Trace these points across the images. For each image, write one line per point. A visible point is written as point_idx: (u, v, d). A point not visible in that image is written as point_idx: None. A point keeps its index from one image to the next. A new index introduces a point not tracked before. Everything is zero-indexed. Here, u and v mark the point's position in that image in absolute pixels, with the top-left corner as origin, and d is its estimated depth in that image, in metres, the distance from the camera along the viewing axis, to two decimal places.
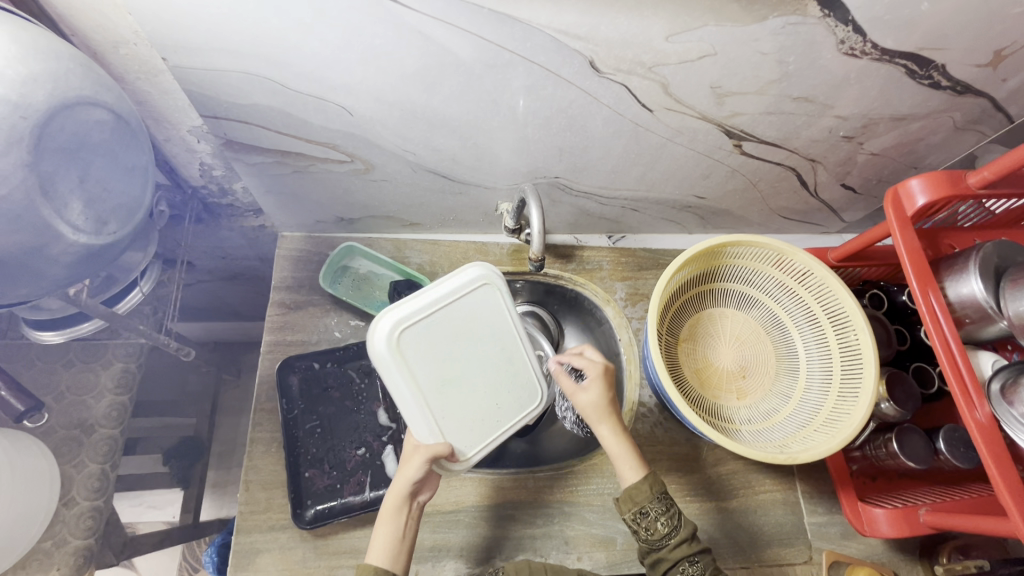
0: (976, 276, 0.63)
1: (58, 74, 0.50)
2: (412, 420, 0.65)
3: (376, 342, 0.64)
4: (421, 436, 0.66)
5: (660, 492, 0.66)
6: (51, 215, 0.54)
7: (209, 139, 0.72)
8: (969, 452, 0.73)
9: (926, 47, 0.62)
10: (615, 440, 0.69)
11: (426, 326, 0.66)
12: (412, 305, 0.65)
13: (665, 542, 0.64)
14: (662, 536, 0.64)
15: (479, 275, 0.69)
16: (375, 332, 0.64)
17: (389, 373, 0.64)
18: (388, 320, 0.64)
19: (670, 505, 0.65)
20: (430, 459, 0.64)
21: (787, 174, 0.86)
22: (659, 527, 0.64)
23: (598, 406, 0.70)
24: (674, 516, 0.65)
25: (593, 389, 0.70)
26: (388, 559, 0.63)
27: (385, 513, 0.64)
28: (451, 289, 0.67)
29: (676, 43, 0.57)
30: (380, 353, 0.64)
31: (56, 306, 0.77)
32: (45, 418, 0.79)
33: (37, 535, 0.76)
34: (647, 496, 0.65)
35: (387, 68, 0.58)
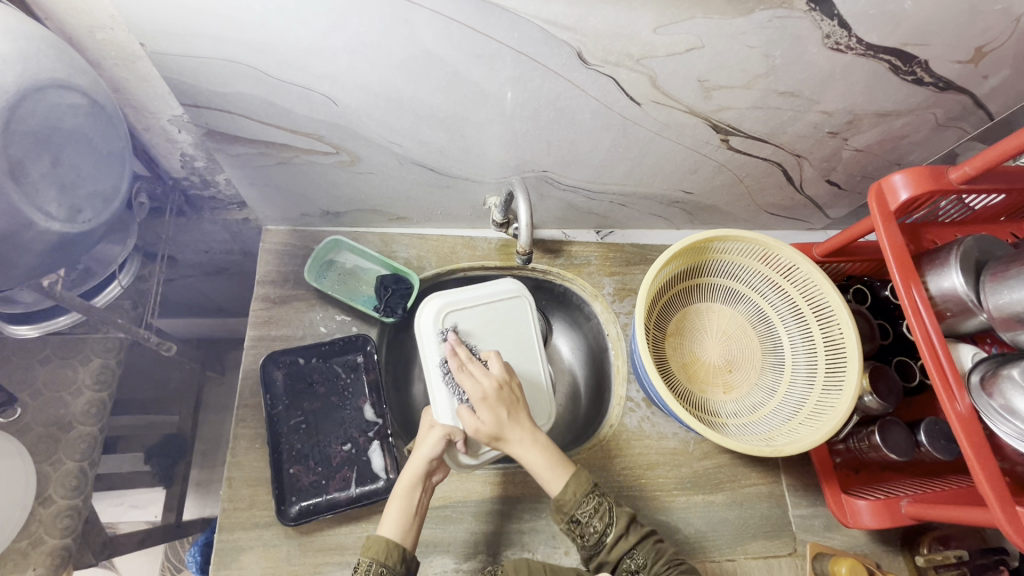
0: (957, 270, 0.64)
1: (27, 55, 0.49)
2: (438, 398, 0.70)
3: (424, 319, 0.73)
4: (440, 414, 0.70)
5: (588, 492, 0.65)
6: (22, 201, 0.52)
7: (190, 128, 0.70)
8: (949, 445, 0.74)
9: (910, 43, 0.62)
10: (536, 454, 0.65)
11: (469, 317, 0.75)
12: (461, 294, 0.75)
13: (602, 542, 0.64)
14: (598, 536, 0.65)
15: (513, 287, 0.78)
16: (425, 310, 0.73)
17: (428, 348, 0.72)
18: (438, 301, 0.73)
19: (601, 504, 0.66)
20: (448, 436, 0.68)
21: (774, 170, 0.87)
22: (593, 530, 0.65)
23: (502, 428, 0.65)
24: (606, 512, 0.65)
25: (484, 412, 0.64)
26: (400, 533, 0.63)
27: (399, 489, 0.66)
28: (492, 292, 0.77)
29: (664, 35, 0.57)
30: (425, 327, 0.73)
31: (31, 297, 0.76)
32: (19, 411, 0.78)
33: (10, 536, 0.74)
34: (574, 502, 0.65)
35: (371, 57, 0.57)
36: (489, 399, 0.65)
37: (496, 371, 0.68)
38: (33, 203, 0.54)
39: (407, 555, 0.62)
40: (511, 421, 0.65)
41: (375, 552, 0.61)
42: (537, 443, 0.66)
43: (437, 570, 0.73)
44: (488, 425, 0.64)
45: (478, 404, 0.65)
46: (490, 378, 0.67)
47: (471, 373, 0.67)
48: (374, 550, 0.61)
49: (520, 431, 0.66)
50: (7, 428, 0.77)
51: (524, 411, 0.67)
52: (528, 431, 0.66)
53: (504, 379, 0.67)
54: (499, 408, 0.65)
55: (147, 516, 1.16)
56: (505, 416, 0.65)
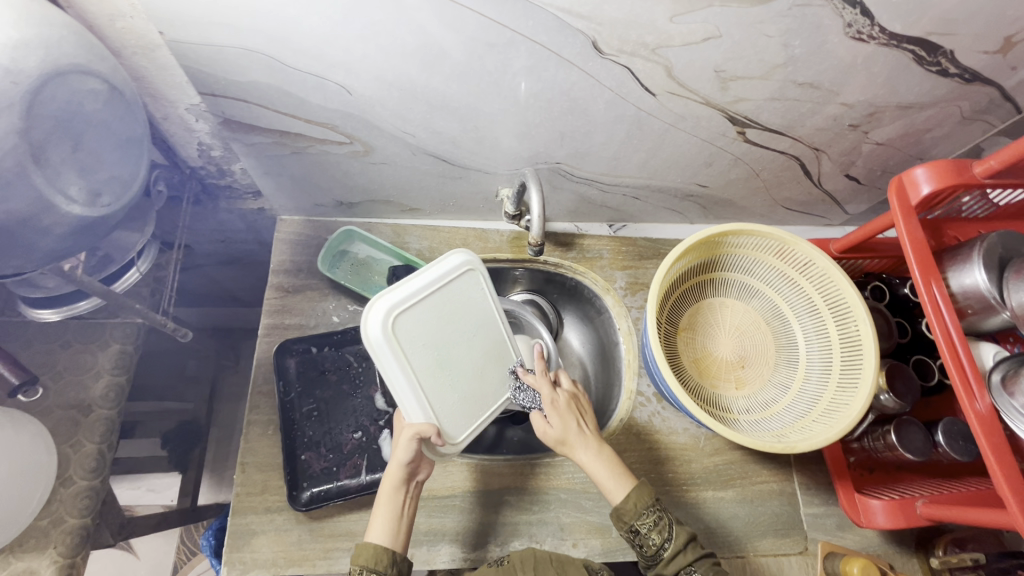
0: (980, 267, 0.63)
1: (50, 41, 0.50)
2: (406, 401, 0.67)
3: (371, 329, 0.64)
4: (411, 415, 0.67)
5: (649, 505, 0.66)
6: (43, 183, 0.53)
7: (207, 117, 0.72)
8: (967, 445, 0.72)
9: (935, 32, 0.61)
10: (600, 463, 0.69)
11: (420, 309, 0.68)
12: (405, 288, 0.66)
13: (659, 556, 0.64)
14: (657, 549, 0.65)
15: (464, 260, 0.72)
16: (370, 318, 0.64)
17: (384, 357, 0.65)
18: (381, 306, 0.65)
19: (660, 518, 0.66)
20: (418, 435, 0.65)
21: (791, 163, 0.85)
22: (652, 543, 0.65)
23: (569, 433, 0.70)
24: (665, 527, 0.65)
25: (556, 416, 0.70)
26: (387, 538, 0.63)
27: (383, 495, 0.66)
28: (440, 272, 0.70)
29: (680, 24, 0.56)
30: (374, 339, 0.64)
31: (52, 283, 0.81)
32: (40, 393, 0.80)
33: (33, 513, 0.75)
34: (635, 512, 0.65)
35: (384, 44, 0.57)
36: (560, 407, 0.71)
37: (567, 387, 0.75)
38: (53, 186, 0.55)
39: (396, 558, 0.63)
40: (579, 432, 0.70)
41: (364, 560, 0.61)
42: (602, 456, 0.69)
43: (445, 558, 0.74)
44: (557, 429, 0.70)
45: (550, 410, 0.71)
46: (563, 390, 0.75)
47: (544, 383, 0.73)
48: (363, 557, 0.61)
49: (586, 439, 0.70)
50: (29, 409, 0.79)
51: (592, 420, 0.73)
52: (592, 442, 0.70)
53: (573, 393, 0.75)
54: (570, 416, 0.71)
55: (163, 500, 1.19)
56: (574, 424, 0.70)
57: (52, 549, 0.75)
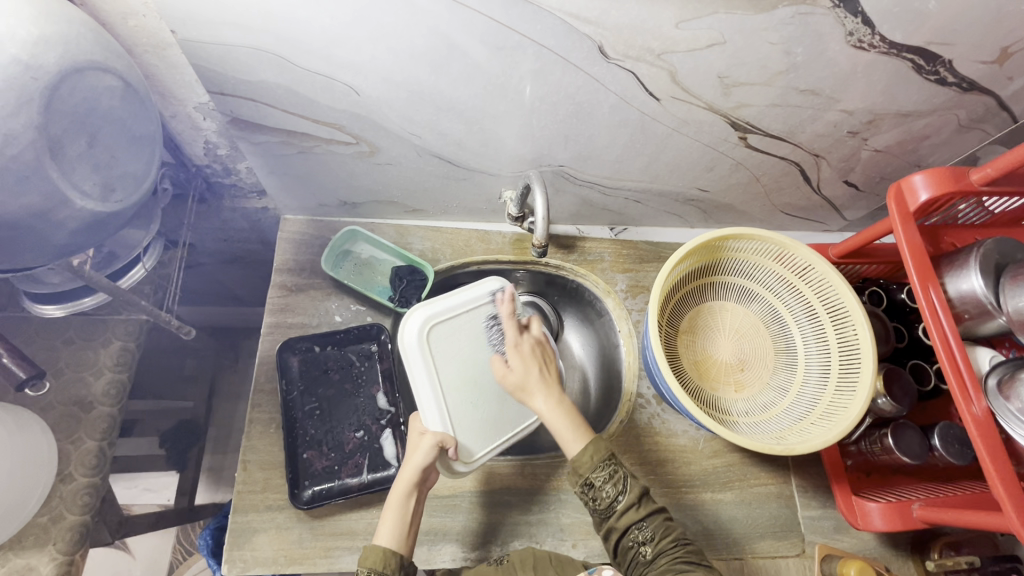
0: (976, 272, 0.64)
1: (68, 37, 0.50)
2: (427, 408, 0.70)
3: (408, 334, 0.70)
4: (431, 422, 0.70)
5: (605, 459, 0.66)
6: (60, 178, 0.54)
7: (215, 116, 0.72)
8: (963, 449, 0.73)
9: (935, 42, 0.62)
10: (559, 413, 0.68)
11: (455, 327, 0.73)
12: (443, 303, 0.72)
13: (612, 508, 0.65)
14: (610, 501, 0.66)
15: (497, 287, 0.77)
16: (408, 323, 0.70)
17: (413, 362, 0.70)
18: (421, 314, 0.71)
19: (615, 472, 0.66)
20: (441, 444, 0.67)
21: (791, 169, 0.86)
22: (605, 495, 0.66)
23: (528, 379, 0.70)
24: (620, 480, 0.66)
25: (516, 359, 0.71)
26: (396, 542, 0.63)
27: (393, 499, 0.65)
28: (474, 296, 0.75)
29: (686, 30, 0.57)
30: (409, 343, 0.70)
31: (56, 279, 0.80)
32: (46, 388, 0.80)
33: (33, 509, 0.75)
34: (590, 466, 0.66)
35: (394, 46, 0.57)
36: (522, 351, 0.71)
37: (536, 333, 0.75)
38: (69, 181, 0.55)
39: (403, 562, 0.63)
40: (538, 377, 0.70)
41: (372, 563, 0.61)
42: (560, 406, 0.69)
43: (446, 558, 0.74)
44: (517, 372, 0.70)
45: (512, 353, 0.71)
46: (530, 335, 0.74)
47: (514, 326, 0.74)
48: (371, 559, 0.62)
49: (546, 386, 0.70)
50: (30, 405, 0.79)
51: (556, 368, 0.73)
52: (552, 391, 0.70)
53: (541, 339, 0.74)
54: (531, 360, 0.71)
55: (160, 500, 1.18)
56: (535, 369, 0.70)
57: (52, 546, 0.75)
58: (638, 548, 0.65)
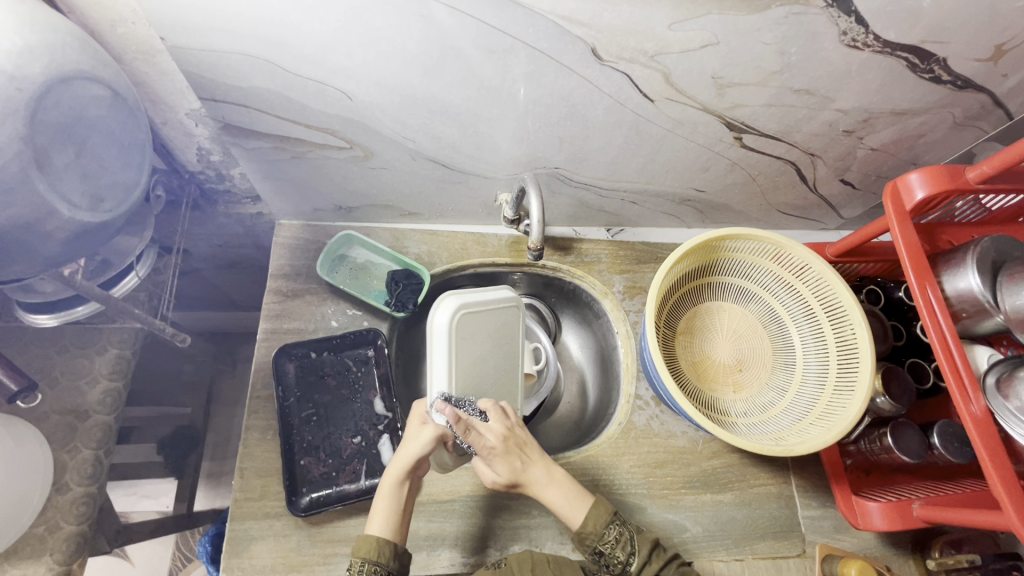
0: (973, 271, 0.64)
1: (54, 47, 0.50)
2: (438, 394, 0.70)
3: (437, 317, 0.70)
4: (437, 412, 0.70)
5: (610, 520, 0.67)
6: (46, 189, 0.53)
7: (207, 122, 0.72)
8: (963, 447, 0.72)
9: (929, 39, 0.62)
10: (558, 491, 0.68)
11: (480, 323, 0.73)
12: (476, 296, 0.73)
13: (625, 572, 0.65)
14: (622, 565, 0.65)
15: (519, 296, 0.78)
16: (440, 310, 0.70)
17: (438, 347, 0.70)
18: (454, 303, 0.70)
19: (622, 533, 0.67)
20: (440, 438, 0.68)
21: (787, 168, 0.86)
22: (617, 560, 0.65)
23: (519, 473, 0.67)
24: (628, 542, 0.67)
25: (498, 463, 0.66)
26: (388, 531, 0.63)
27: (384, 488, 0.66)
28: (501, 300, 0.75)
29: (679, 31, 0.57)
30: (438, 330, 0.70)
31: (50, 289, 0.79)
32: (39, 398, 0.80)
33: (29, 520, 0.75)
34: (596, 532, 0.66)
35: (386, 51, 0.57)
36: (497, 454, 0.66)
37: (497, 424, 0.68)
38: (56, 192, 0.55)
39: (398, 550, 0.63)
40: (525, 466, 0.68)
41: (365, 553, 0.61)
42: (554, 478, 0.68)
43: (445, 563, 0.74)
44: (505, 475, 0.66)
45: (489, 460, 0.66)
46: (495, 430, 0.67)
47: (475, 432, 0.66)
48: (365, 551, 0.61)
49: (536, 469, 0.68)
50: (26, 415, 0.78)
51: (533, 448, 0.70)
52: (543, 467, 0.68)
53: (507, 426, 0.69)
54: (511, 457, 0.67)
55: (159, 507, 1.17)
56: (520, 458, 0.67)
57: (48, 557, 0.74)
58: None
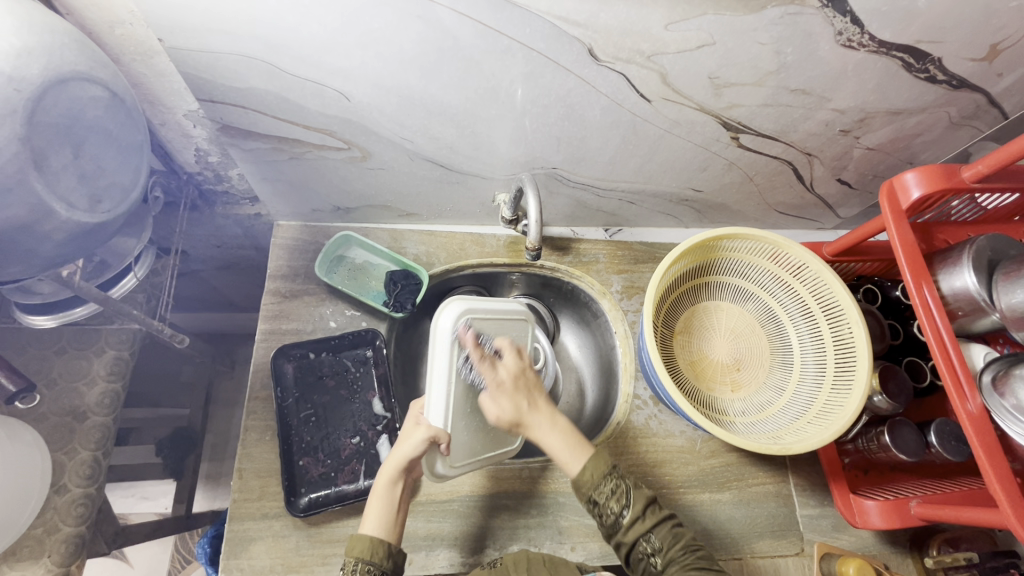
0: (970, 269, 0.64)
1: (51, 48, 0.50)
2: (434, 399, 0.66)
3: (443, 321, 0.68)
4: (433, 415, 0.66)
5: (606, 473, 0.65)
6: (44, 189, 0.53)
7: (205, 123, 0.72)
8: (960, 445, 0.73)
9: (924, 40, 0.62)
10: (558, 437, 0.66)
11: (483, 331, 0.72)
12: (480, 304, 0.72)
13: (619, 523, 0.65)
14: (615, 517, 0.65)
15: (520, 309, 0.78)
16: (445, 313, 0.68)
17: (439, 350, 0.66)
18: (461, 307, 0.69)
19: (619, 486, 0.66)
20: (433, 438, 0.65)
21: (784, 168, 0.86)
22: (611, 512, 0.65)
23: (522, 413, 0.66)
24: (623, 495, 0.65)
25: (504, 399, 0.65)
26: (383, 531, 0.63)
27: (378, 488, 0.66)
28: (502, 309, 0.75)
29: (675, 31, 0.57)
30: (444, 335, 0.67)
31: (47, 289, 0.79)
32: (38, 399, 0.79)
33: (28, 521, 0.75)
34: (593, 483, 0.65)
35: (383, 52, 0.57)
36: (506, 389, 0.66)
37: (511, 362, 0.69)
38: (54, 193, 0.55)
39: (392, 550, 0.63)
40: (529, 408, 0.66)
41: (359, 551, 0.61)
42: (557, 426, 0.67)
43: (444, 563, 0.74)
44: (509, 412, 0.65)
45: (495, 393, 0.66)
46: (507, 368, 0.68)
47: (488, 367, 0.66)
48: (359, 549, 0.61)
49: (539, 415, 0.67)
50: (24, 416, 0.78)
51: (542, 394, 0.69)
52: (546, 415, 0.67)
53: (520, 368, 0.69)
54: (519, 396, 0.67)
55: (158, 508, 1.17)
56: (525, 402, 0.66)
57: (47, 558, 0.74)
58: (648, 560, 0.64)
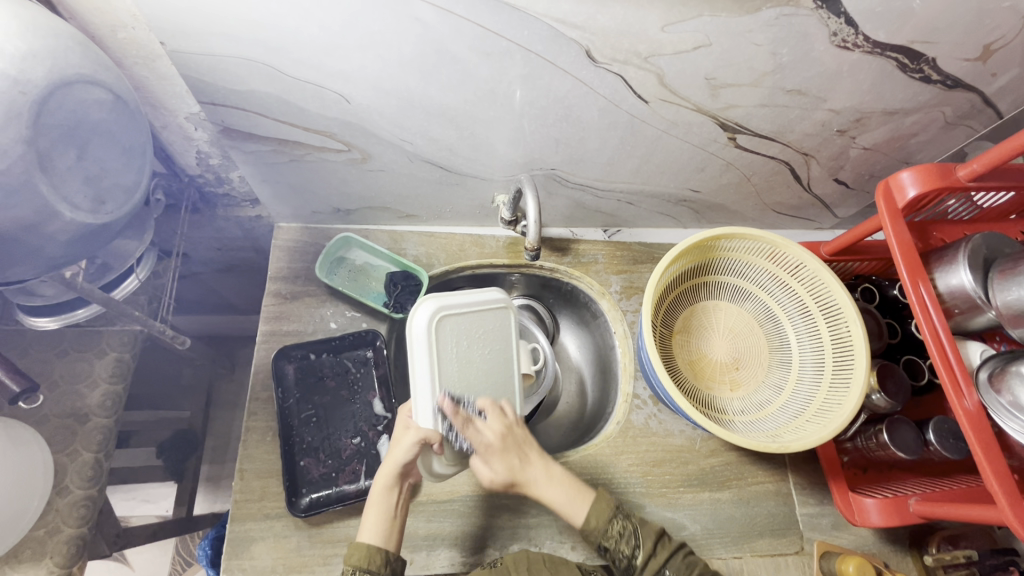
0: (965, 267, 0.64)
1: (55, 51, 0.51)
2: (419, 400, 0.65)
3: (416, 321, 0.66)
4: (421, 417, 0.65)
5: (611, 516, 0.69)
6: (49, 191, 0.54)
7: (206, 126, 0.73)
8: (958, 443, 0.73)
9: (918, 40, 0.63)
10: (553, 488, 0.68)
11: (462, 324, 0.68)
12: (456, 296, 0.68)
13: (633, 565, 0.68)
14: (628, 559, 0.68)
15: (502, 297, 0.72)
16: (418, 312, 0.66)
17: (416, 351, 0.65)
18: (432, 303, 0.66)
19: (626, 527, 0.69)
20: (423, 440, 0.65)
21: (781, 168, 0.87)
22: (623, 555, 0.68)
23: (515, 473, 0.67)
24: (632, 535, 0.69)
25: (495, 462, 0.66)
26: (380, 538, 0.64)
27: (375, 495, 0.66)
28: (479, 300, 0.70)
29: (672, 33, 0.58)
30: (417, 333, 0.65)
31: (49, 292, 0.80)
32: (40, 399, 0.79)
33: (30, 523, 0.75)
34: (601, 529, 0.68)
35: (383, 55, 0.58)
36: (495, 451, 0.66)
37: (497, 421, 0.67)
38: (59, 194, 0.55)
39: (390, 558, 0.63)
40: (522, 465, 0.67)
41: (358, 559, 0.61)
42: (555, 478, 0.69)
43: (445, 562, 0.74)
44: (501, 474, 0.66)
45: (486, 456, 0.66)
46: (495, 425, 0.66)
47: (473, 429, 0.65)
48: (357, 556, 0.62)
49: (533, 468, 0.68)
50: (26, 418, 0.79)
51: (532, 447, 0.69)
52: (542, 468, 0.69)
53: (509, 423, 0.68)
54: (509, 455, 0.67)
55: (159, 511, 1.17)
56: (517, 461, 0.67)
57: (49, 560, 0.74)
58: None
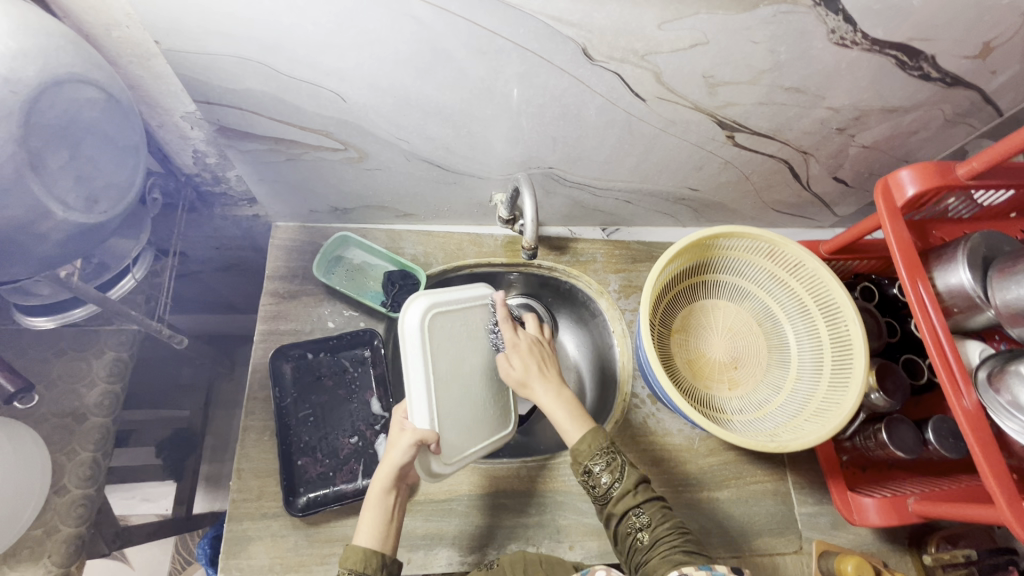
0: (964, 266, 0.64)
1: (47, 50, 0.50)
2: (414, 400, 0.66)
3: (410, 318, 0.67)
4: (417, 416, 0.66)
5: (603, 447, 0.65)
6: (41, 190, 0.54)
7: (203, 125, 0.73)
8: (957, 442, 0.73)
9: (916, 38, 0.62)
10: (557, 404, 0.69)
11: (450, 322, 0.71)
12: (445, 295, 0.71)
13: (609, 496, 0.65)
14: (606, 489, 0.65)
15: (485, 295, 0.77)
16: (410, 310, 0.68)
17: (410, 350, 0.66)
18: (426, 300, 0.69)
19: (613, 460, 0.65)
20: (420, 441, 0.65)
21: (780, 167, 0.87)
22: (602, 483, 0.65)
23: (528, 375, 0.70)
24: (616, 468, 0.65)
25: (515, 358, 0.71)
26: (375, 541, 0.63)
27: (371, 498, 0.65)
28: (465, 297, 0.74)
29: (669, 30, 0.57)
30: (410, 331, 0.67)
31: (46, 291, 0.78)
32: (37, 399, 0.80)
33: (28, 522, 0.75)
34: (589, 453, 0.65)
35: (379, 53, 0.58)
36: (521, 348, 0.72)
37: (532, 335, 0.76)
38: (51, 193, 0.55)
39: (386, 560, 0.62)
40: (539, 373, 0.71)
41: (353, 562, 0.60)
42: (562, 399, 0.69)
43: (442, 562, 0.74)
44: (517, 369, 0.71)
45: (510, 351, 0.72)
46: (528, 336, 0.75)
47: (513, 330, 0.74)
48: (352, 559, 0.61)
49: (546, 384, 0.70)
50: (24, 418, 0.79)
51: (554, 368, 0.73)
52: (553, 383, 0.71)
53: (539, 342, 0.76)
54: (531, 359, 0.72)
55: (158, 509, 1.17)
56: (536, 367, 0.71)
57: (47, 559, 0.75)
58: (636, 534, 0.62)
